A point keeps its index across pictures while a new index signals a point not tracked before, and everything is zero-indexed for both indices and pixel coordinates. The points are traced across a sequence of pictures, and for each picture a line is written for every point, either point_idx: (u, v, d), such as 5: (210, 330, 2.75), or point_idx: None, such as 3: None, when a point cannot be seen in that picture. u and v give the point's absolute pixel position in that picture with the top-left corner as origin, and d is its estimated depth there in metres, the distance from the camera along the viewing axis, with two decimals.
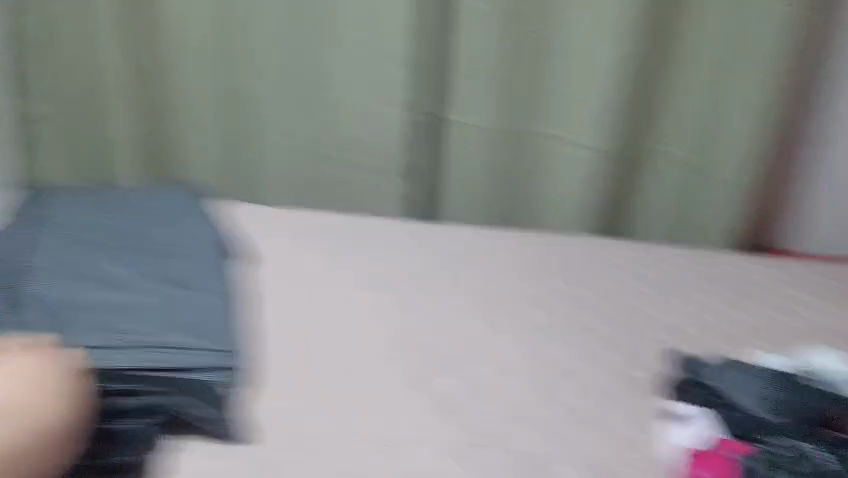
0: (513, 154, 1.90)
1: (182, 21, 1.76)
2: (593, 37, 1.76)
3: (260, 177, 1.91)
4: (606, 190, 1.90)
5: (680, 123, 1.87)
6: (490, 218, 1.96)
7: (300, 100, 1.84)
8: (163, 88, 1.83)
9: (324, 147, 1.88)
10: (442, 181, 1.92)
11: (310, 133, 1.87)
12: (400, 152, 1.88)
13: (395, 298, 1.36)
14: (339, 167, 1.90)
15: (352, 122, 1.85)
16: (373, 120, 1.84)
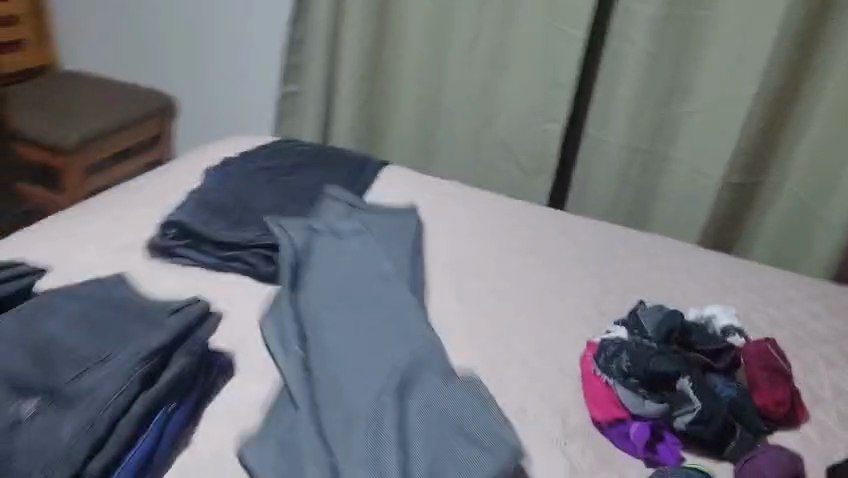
0: (639, 168, 2.23)
1: (401, 31, 2.35)
2: (718, 81, 2.06)
3: (436, 158, 2.46)
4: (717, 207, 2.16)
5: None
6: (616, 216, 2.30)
7: (477, 104, 2.35)
8: (381, 83, 2.44)
9: (490, 141, 2.37)
10: (577, 178, 2.29)
11: (479, 129, 2.38)
12: (544, 151, 2.29)
13: (498, 222, 1.67)
14: (498, 158, 2.38)
15: (512, 124, 2.31)
16: (529, 126, 2.29)
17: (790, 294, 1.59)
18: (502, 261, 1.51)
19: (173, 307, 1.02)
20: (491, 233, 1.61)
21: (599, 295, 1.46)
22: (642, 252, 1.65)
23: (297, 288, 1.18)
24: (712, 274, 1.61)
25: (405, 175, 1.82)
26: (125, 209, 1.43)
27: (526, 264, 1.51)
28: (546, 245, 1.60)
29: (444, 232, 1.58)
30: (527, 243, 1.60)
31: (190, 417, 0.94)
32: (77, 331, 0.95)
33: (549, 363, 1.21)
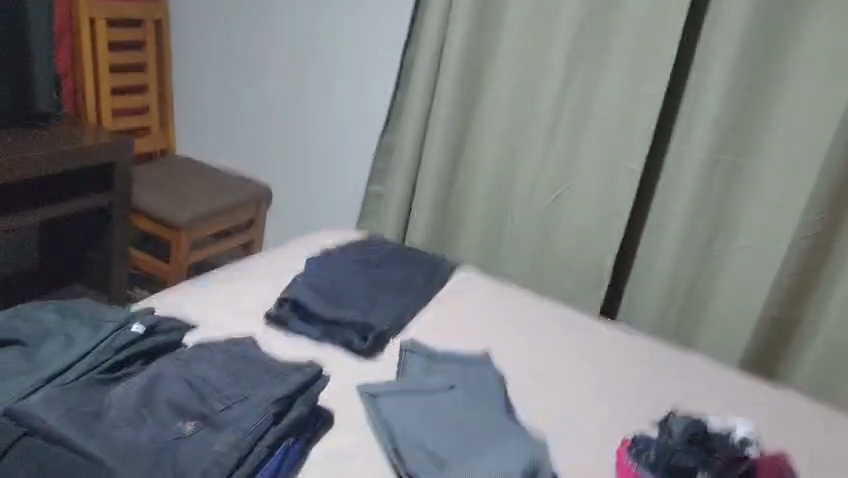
0: (685, 293, 2.44)
1: (479, 152, 2.66)
2: (760, 224, 2.28)
3: (500, 264, 2.72)
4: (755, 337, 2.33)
5: (825, 305, 2.29)
6: (661, 334, 2.50)
7: (540, 220, 2.59)
8: (457, 194, 2.74)
9: (549, 255, 2.61)
10: (626, 297, 2.53)
11: (540, 243, 2.61)
12: (598, 268, 2.51)
13: (554, 327, 1.91)
14: (555, 270, 2.61)
15: (570, 241, 2.55)
16: (585, 245, 2.52)
17: (819, 421, 1.73)
18: (555, 363, 1.74)
19: (292, 368, 1.30)
20: (547, 337, 1.85)
21: (638, 402, 1.67)
22: (681, 370, 1.84)
23: (399, 441, 1.27)
24: (744, 394, 1.79)
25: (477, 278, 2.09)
26: (246, 284, 1.74)
27: (574, 368, 1.74)
28: (594, 353, 1.82)
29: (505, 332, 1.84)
30: (578, 349, 1.83)
31: (298, 455, 1.21)
32: (226, 376, 1.25)
33: (588, 452, 1.43)
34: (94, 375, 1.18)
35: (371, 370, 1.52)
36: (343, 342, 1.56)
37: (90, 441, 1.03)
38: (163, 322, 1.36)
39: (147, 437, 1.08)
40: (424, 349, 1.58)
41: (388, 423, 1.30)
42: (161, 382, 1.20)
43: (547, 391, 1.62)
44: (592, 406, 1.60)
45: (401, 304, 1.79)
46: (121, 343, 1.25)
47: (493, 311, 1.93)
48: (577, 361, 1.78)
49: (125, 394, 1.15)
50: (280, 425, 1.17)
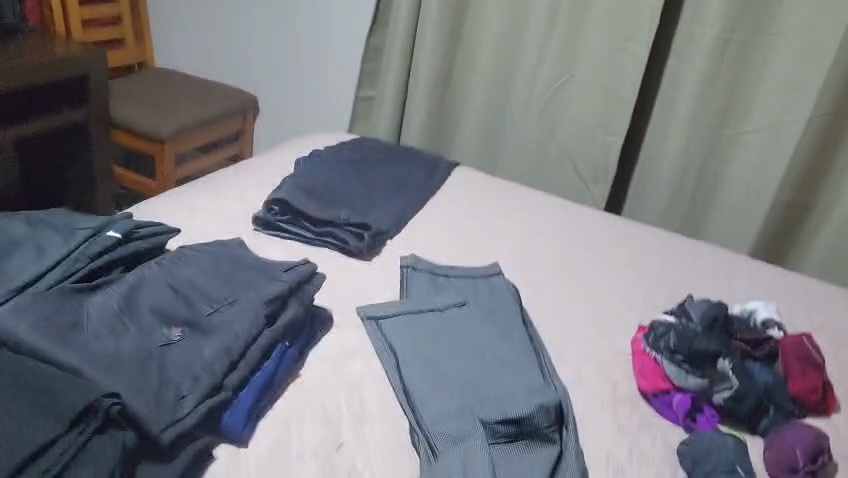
0: (694, 182, 2.33)
1: (475, 45, 2.50)
2: (774, 105, 2.16)
3: (500, 162, 2.60)
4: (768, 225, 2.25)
5: (842, 188, 2.19)
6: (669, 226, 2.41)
7: (541, 113, 2.46)
8: (452, 91, 2.59)
9: (551, 150, 2.49)
10: (633, 190, 2.43)
11: (541, 138, 2.49)
12: (603, 160, 2.39)
13: (559, 220, 1.82)
14: (558, 165, 2.49)
15: (573, 134, 2.43)
16: (589, 137, 2.40)
17: (838, 303, 1.67)
18: (562, 256, 1.66)
19: (283, 267, 1.21)
20: (552, 230, 1.76)
21: (651, 292, 1.59)
22: (695, 258, 1.76)
23: (400, 353, 1.19)
24: (761, 280, 1.71)
25: (476, 174, 1.98)
26: (233, 190, 1.63)
27: (582, 260, 1.66)
28: (604, 246, 1.74)
29: (508, 226, 1.75)
30: (586, 240, 1.75)
31: (296, 360, 1.13)
32: (217, 279, 1.16)
33: (603, 343, 1.36)
34: (69, 284, 1.09)
35: (369, 271, 1.43)
36: (337, 243, 1.47)
37: (66, 350, 0.94)
38: (142, 229, 1.26)
39: (129, 345, 1.00)
40: (426, 265, 1.45)
41: (387, 338, 1.22)
42: (142, 289, 1.11)
43: (556, 284, 1.54)
44: (604, 297, 1.53)
45: (398, 203, 1.69)
46: (97, 250, 1.16)
47: (495, 206, 1.83)
48: (585, 253, 1.69)
49: (106, 301, 1.07)
50: (273, 327, 1.10)
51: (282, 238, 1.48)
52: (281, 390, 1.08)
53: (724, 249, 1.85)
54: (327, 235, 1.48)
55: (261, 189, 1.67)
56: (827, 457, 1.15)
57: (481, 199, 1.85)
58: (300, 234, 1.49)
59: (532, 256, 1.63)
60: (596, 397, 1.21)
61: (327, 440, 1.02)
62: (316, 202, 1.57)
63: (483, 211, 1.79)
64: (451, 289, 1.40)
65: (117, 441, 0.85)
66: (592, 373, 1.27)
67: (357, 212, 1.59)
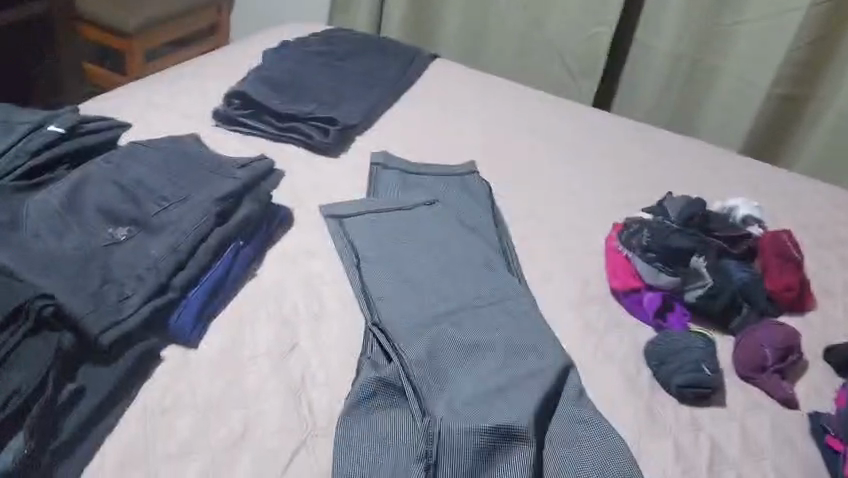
0: (686, 77, 2.23)
1: None
2: None
3: (485, 56, 2.48)
4: (759, 120, 2.17)
5: (839, 81, 2.09)
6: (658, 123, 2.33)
7: (528, 2, 2.32)
8: None
9: (539, 42, 2.36)
10: (623, 85, 2.34)
11: (528, 29, 2.36)
12: (592, 53, 2.28)
13: (540, 116, 1.74)
14: (545, 58, 2.38)
15: (561, 24, 2.30)
16: (578, 28, 2.27)
17: (824, 201, 1.61)
18: (540, 153, 1.59)
19: (241, 164, 1.15)
20: (532, 126, 1.69)
21: (631, 190, 1.53)
22: (680, 156, 1.69)
23: (363, 256, 1.15)
24: (746, 178, 1.65)
25: (454, 67, 1.88)
26: (195, 84, 1.55)
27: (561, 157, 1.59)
28: (586, 142, 1.67)
29: (486, 122, 1.67)
30: (567, 137, 1.67)
31: (252, 259, 1.09)
32: (167, 175, 1.10)
33: (576, 241, 1.32)
34: (10, 182, 1.03)
35: (335, 168, 1.37)
36: (302, 138, 1.40)
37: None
38: (88, 123, 1.19)
39: (71, 245, 0.96)
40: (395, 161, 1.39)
41: (349, 238, 1.17)
42: (88, 185, 1.05)
43: (532, 181, 1.49)
44: (580, 195, 1.47)
45: (369, 97, 1.60)
46: (39, 145, 1.09)
47: (473, 101, 1.74)
48: (564, 150, 1.62)
49: (47, 197, 1.01)
50: (226, 226, 1.05)
51: (244, 134, 1.41)
52: (237, 289, 1.05)
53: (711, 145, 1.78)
54: (290, 130, 1.41)
55: (224, 83, 1.58)
56: (796, 356, 1.13)
57: (459, 93, 1.77)
58: (264, 129, 1.42)
59: (509, 153, 1.57)
60: (564, 294, 1.18)
61: (282, 339, 1.00)
62: (282, 97, 1.49)
63: (460, 106, 1.71)
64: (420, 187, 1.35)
65: (53, 343, 0.82)
66: (562, 270, 1.23)
67: (325, 107, 1.51)
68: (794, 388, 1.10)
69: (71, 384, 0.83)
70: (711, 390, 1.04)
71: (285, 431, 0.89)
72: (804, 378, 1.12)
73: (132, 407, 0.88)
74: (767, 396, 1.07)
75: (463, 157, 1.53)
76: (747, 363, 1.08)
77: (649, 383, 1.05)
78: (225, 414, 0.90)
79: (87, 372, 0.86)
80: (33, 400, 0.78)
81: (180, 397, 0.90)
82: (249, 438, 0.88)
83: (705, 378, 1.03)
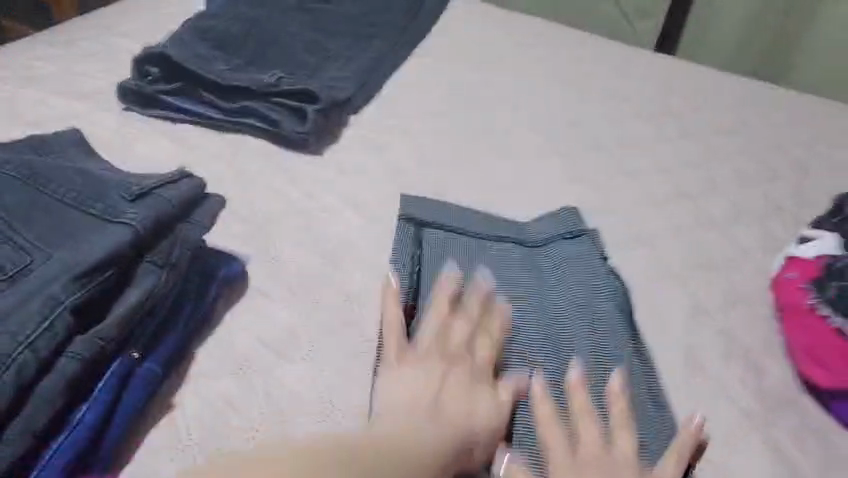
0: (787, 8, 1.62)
1: None
2: None
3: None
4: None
5: None
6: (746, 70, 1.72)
7: None
8: None
9: None
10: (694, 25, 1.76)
11: None
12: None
13: (615, 73, 1.20)
14: None
15: None
16: None
17: None
18: (623, 130, 1.06)
19: (140, 186, 0.61)
20: (603, 89, 1.15)
21: (773, 177, 1.00)
22: (828, 120, 1.15)
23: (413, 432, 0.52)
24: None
25: (483, 9, 1.34)
26: (100, 45, 1.00)
27: (659, 136, 1.06)
28: (689, 108, 1.13)
29: (538, 85, 1.13)
30: (658, 102, 1.14)
31: (162, 379, 0.59)
32: (2, 211, 0.57)
33: (718, 284, 0.80)
34: None
35: (316, 172, 0.85)
36: (264, 126, 0.87)
37: None
38: None
39: None
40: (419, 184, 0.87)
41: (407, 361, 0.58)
42: None
43: (626, 180, 0.96)
44: (704, 197, 0.94)
45: (365, 56, 1.06)
46: None
47: (515, 56, 1.20)
48: (661, 124, 1.09)
49: None
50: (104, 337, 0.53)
51: (170, 123, 0.88)
52: (121, 450, 0.56)
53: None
54: (243, 113, 0.88)
55: (146, 38, 1.04)
56: None
57: (494, 46, 1.22)
58: (200, 114, 0.88)
59: (578, 131, 1.04)
60: (725, 398, 0.67)
61: (298, 435, 0.57)
62: (231, 63, 0.96)
63: (497, 63, 1.18)
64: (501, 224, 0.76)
65: None
66: (712, 346, 0.72)
67: (299, 74, 0.97)
68: None
69: None
70: None
71: None
72: None
73: None
74: None
75: (516, 143, 0.99)
76: None
77: None
78: None
79: None
80: None
81: None
82: None
83: None
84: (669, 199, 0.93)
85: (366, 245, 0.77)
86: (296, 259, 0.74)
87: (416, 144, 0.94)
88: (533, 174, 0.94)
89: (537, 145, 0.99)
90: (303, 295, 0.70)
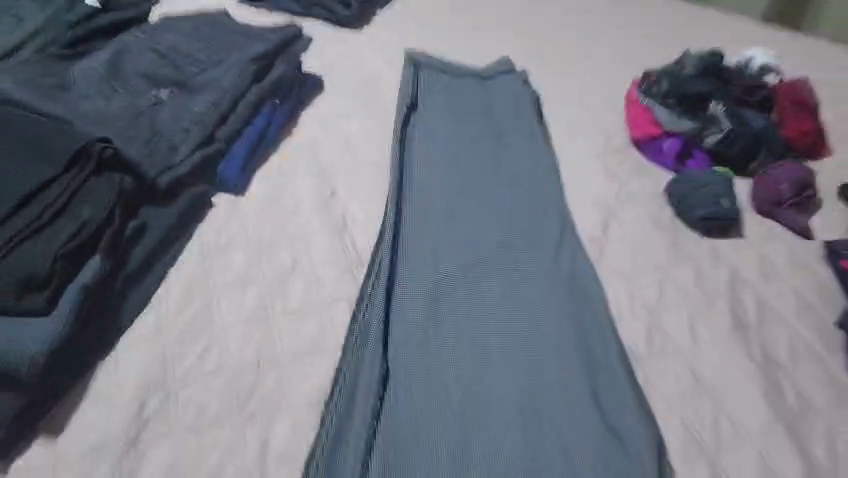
0: None
1: None
2: None
3: None
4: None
5: None
6: None
7: None
8: None
9: None
10: None
11: None
12: None
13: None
14: None
15: None
16: None
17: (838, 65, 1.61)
18: (557, 24, 1.59)
19: (267, 31, 1.19)
20: (547, 2, 1.68)
21: (649, 54, 1.54)
22: (697, 25, 1.68)
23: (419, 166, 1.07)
24: (767, 44, 1.66)
25: None
26: None
27: (582, 27, 1.59)
28: (603, 14, 1.66)
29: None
30: (583, 10, 1.67)
31: (289, 119, 1.15)
32: (202, 42, 1.15)
33: (600, 98, 1.34)
34: (55, 51, 1.08)
35: (356, 40, 1.40)
36: (324, 13, 1.42)
37: (61, 107, 0.94)
38: (119, 3, 1.23)
39: (120, 105, 1.00)
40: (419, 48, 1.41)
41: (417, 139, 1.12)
42: (128, 52, 1.10)
43: (555, 49, 1.49)
44: (603, 59, 1.48)
45: None
46: (74, 22, 1.13)
47: None
48: (585, 22, 1.62)
49: (93, 66, 1.06)
50: (263, 89, 1.10)
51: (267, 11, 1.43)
52: (277, 143, 1.11)
53: (725, 14, 1.77)
54: (311, 5, 1.43)
55: None
56: (813, 193, 1.17)
57: None
58: (286, 8, 1.43)
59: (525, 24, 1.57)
60: (588, 147, 1.21)
61: (355, 150, 1.13)
62: None
63: None
64: (472, 85, 1.28)
65: (116, 182, 0.87)
66: (585, 126, 1.26)
67: None
68: (812, 221, 1.14)
69: (133, 221, 0.88)
70: (731, 221, 1.08)
71: (332, 261, 0.93)
72: (821, 213, 1.16)
73: (187, 250, 0.93)
74: (784, 228, 1.12)
75: (483, 29, 1.53)
76: (762, 199, 1.13)
77: (670, 218, 1.10)
78: (275, 250, 0.94)
79: (148, 211, 0.91)
80: (103, 229, 0.82)
81: (232, 237, 0.95)
82: (300, 268, 0.92)
83: (724, 212, 1.08)
84: (579, 60, 1.46)
85: (389, 76, 1.32)
86: (348, 79, 1.29)
87: (418, 28, 1.49)
88: (493, 46, 1.48)
89: (497, 30, 1.53)
90: (353, 94, 1.25)
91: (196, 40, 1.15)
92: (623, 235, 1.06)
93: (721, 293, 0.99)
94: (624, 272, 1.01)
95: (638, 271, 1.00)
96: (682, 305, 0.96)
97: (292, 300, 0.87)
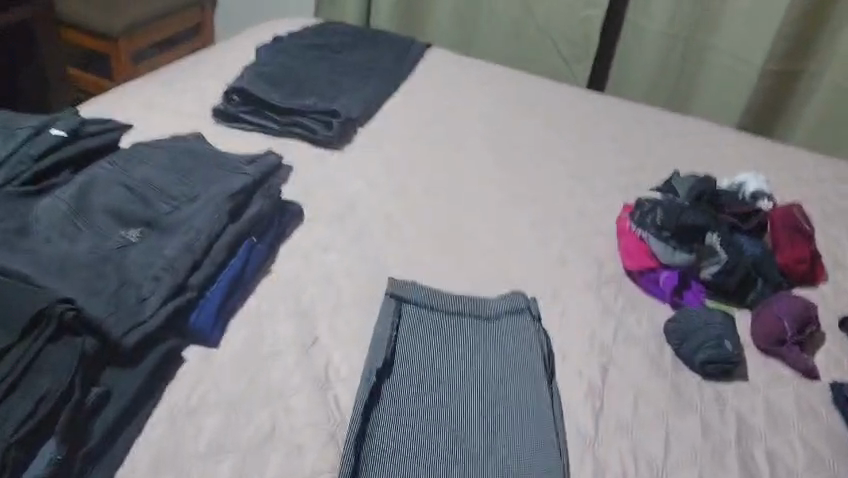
0: (681, 54, 2.13)
1: None
2: None
3: (479, 41, 2.29)
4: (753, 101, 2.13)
5: (832, 56, 2.02)
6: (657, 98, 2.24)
7: None
8: None
9: (531, 30, 2.20)
10: (618, 67, 2.26)
11: (522, 14, 2.19)
12: (586, 36, 2.14)
13: (541, 103, 1.70)
14: (538, 42, 2.21)
15: (550, 18, 2.16)
16: (570, 14, 2.12)
17: (823, 179, 1.60)
18: (544, 139, 1.56)
19: (247, 161, 1.15)
20: (532, 113, 1.65)
21: (637, 171, 1.51)
22: (683, 138, 1.67)
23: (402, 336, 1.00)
24: (751, 155, 1.64)
25: (449, 58, 1.84)
26: (189, 83, 1.50)
27: (567, 141, 1.57)
28: (589, 127, 1.64)
29: (487, 110, 1.63)
30: (569, 122, 1.64)
31: (267, 256, 1.08)
32: (176, 173, 1.09)
33: (590, 223, 1.30)
34: (14, 187, 1.01)
35: (338, 161, 1.35)
36: (306, 134, 1.38)
37: (20, 261, 0.87)
38: (89, 129, 1.16)
39: (85, 248, 0.93)
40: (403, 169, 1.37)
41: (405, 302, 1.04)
42: (96, 186, 1.03)
43: (543, 167, 1.45)
44: (590, 178, 1.45)
45: (368, 91, 1.56)
46: (37, 153, 1.06)
47: (472, 91, 1.70)
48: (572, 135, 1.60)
49: (57, 203, 0.99)
50: (241, 228, 1.04)
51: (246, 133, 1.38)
52: (253, 285, 1.04)
53: (709, 124, 1.76)
54: (291, 126, 1.39)
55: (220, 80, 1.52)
56: (815, 328, 1.13)
57: (458, 83, 1.73)
58: (266, 129, 1.39)
59: (512, 139, 1.54)
60: (582, 279, 1.16)
61: (338, 289, 1.06)
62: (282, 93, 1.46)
63: (459, 94, 1.68)
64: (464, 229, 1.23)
65: (78, 348, 0.79)
66: (578, 256, 1.21)
67: (326, 99, 1.48)
68: (815, 360, 1.10)
69: (96, 388, 0.80)
70: (734, 365, 1.03)
71: (314, 426, 0.86)
72: (823, 349, 1.12)
73: (157, 411, 0.85)
74: (788, 369, 1.07)
75: (469, 146, 1.49)
76: (766, 337, 1.08)
77: (671, 361, 1.04)
78: (251, 412, 0.87)
79: (111, 376, 0.83)
80: (60, 405, 0.75)
81: (204, 397, 0.88)
82: (279, 434, 0.85)
83: (728, 354, 1.02)
84: (568, 180, 1.42)
85: (373, 200, 1.26)
86: (330, 205, 1.23)
87: (402, 145, 1.44)
88: (479, 164, 1.43)
89: (484, 147, 1.49)
90: (336, 223, 1.19)
91: (170, 172, 1.09)
92: (623, 379, 1.00)
93: (727, 447, 0.94)
94: (626, 426, 0.94)
95: (640, 427, 0.94)
96: (685, 465, 0.91)
97: (273, 473, 0.81)
